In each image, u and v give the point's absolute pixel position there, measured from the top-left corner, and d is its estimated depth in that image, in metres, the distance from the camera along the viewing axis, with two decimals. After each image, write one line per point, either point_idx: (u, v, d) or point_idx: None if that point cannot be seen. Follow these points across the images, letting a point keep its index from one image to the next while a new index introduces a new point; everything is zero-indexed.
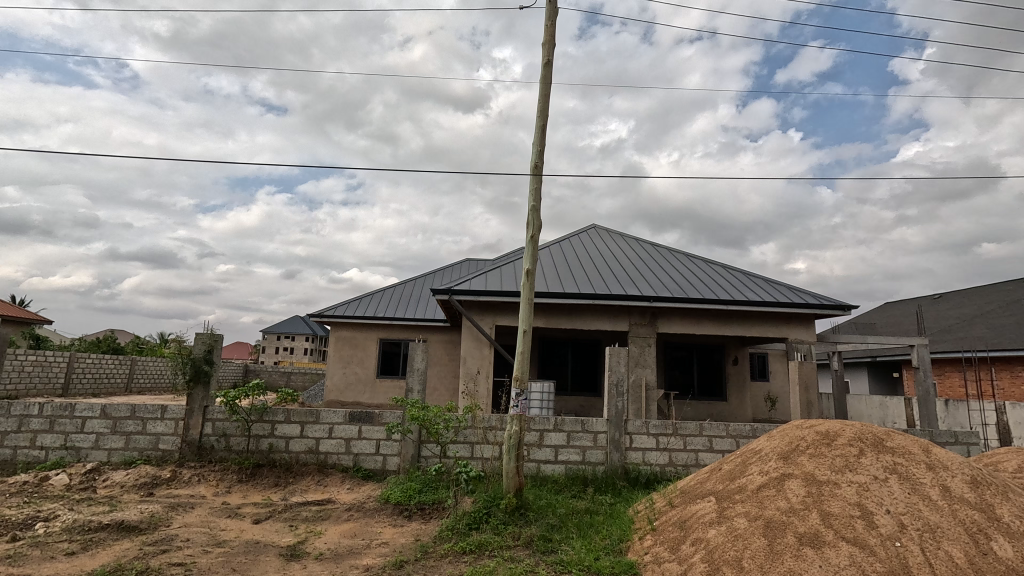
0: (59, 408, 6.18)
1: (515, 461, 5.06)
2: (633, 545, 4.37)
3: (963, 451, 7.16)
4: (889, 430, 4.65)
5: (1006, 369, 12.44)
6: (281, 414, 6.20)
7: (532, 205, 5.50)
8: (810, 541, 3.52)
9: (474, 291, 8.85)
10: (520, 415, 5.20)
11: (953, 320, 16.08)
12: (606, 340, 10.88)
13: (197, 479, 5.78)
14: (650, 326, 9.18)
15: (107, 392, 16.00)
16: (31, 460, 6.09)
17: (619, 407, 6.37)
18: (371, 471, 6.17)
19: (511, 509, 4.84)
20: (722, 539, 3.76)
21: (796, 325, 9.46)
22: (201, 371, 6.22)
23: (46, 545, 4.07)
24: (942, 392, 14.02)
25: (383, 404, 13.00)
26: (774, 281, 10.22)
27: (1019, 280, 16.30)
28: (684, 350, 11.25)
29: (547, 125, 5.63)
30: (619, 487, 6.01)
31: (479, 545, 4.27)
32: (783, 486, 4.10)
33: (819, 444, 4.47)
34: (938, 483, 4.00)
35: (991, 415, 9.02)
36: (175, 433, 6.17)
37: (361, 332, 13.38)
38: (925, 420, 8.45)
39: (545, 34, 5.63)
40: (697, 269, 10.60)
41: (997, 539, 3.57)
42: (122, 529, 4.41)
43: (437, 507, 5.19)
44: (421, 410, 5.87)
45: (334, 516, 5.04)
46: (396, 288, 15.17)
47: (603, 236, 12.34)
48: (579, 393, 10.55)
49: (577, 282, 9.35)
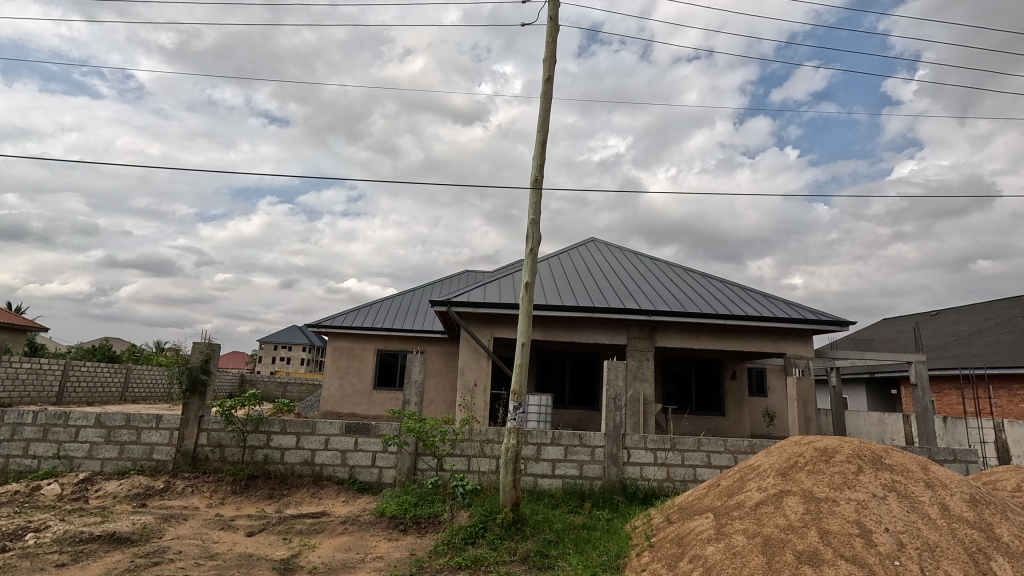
0: (52, 417, 6.10)
1: (513, 474, 5.04)
2: (631, 561, 4.32)
3: (962, 469, 7.15)
4: (887, 447, 4.63)
5: (1005, 387, 12.46)
6: (278, 425, 6.17)
7: (532, 218, 5.53)
8: (809, 560, 3.49)
9: (473, 303, 8.86)
10: (519, 427, 5.16)
11: (950, 338, 16.11)
12: (604, 353, 10.82)
13: (191, 490, 5.73)
14: (647, 340, 9.16)
15: (101, 401, 15.88)
16: (23, 469, 6.03)
17: (617, 421, 6.34)
18: (366, 483, 6.12)
19: (508, 524, 4.82)
20: (720, 556, 3.73)
21: (794, 340, 9.47)
22: (199, 381, 6.17)
23: (36, 556, 4.01)
24: (940, 409, 14.04)
25: (379, 415, 12.94)
26: (770, 296, 10.24)
27: (1014, 298, 16.41)
28: (682, 365, 11.24)
29: (547, 140, 5.69)
30: (616, 502, 5.97)
31: (476, 560, 4.23)
32: (782, 502, 4.08)
33: (817, 460, 4.46)
34: (937, 502, 3.98)
35: (989, 433, 9.00)
36: (170, 443, 6.11)
37: (359, 343, 13.37)
38: (923, 437, 8.41)
39: (546, 51, 5.70)
40: (697, 284, 10.65)
41: (997, 558, 3.56)
42: (113, 540, 4.35)
43: (433, 521, 5.14)
44: (418, 421, 5.84)
45: (328, 528, 4.99)
46: (395, 298, 15.13)
47: (603, 249, 12.36)
48: (577, 406, 10.53)
49: (576, 295, 9.36)
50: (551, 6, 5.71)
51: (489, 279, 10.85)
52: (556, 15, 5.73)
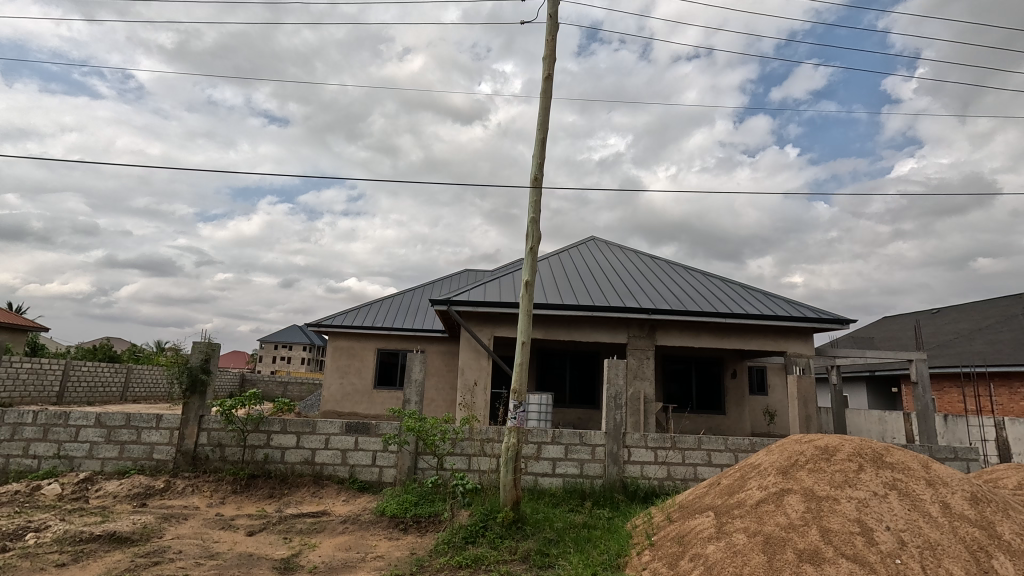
0: (53, 417, 6.10)
1: (513, 473, 5.04)
2: (631, 560, 4.31)
3: (963, 467, 7.13)
4: (888, 446, 4.62)
5: (1005, 385, 12.45)
6: (278, 424, 6.17)
7: (532, 216, 5.52)
8: (810, 558, 3.49)
9: (473, 302, 8.85)
10: (518, 427, 5.16)
11: (951, 336, 16.10)
12: (605, 352, 10.80)
13: (191, 490, 5.73)
14: (648, 339, 9.15)
15: (102, 400, 15.89)
16: (23, 469, 6.03)
17: (617, 420, 6.33)
18: (367, 482, 6.12)
19: (508, 523, 4.81)
20: (721, 554, 3.72)
21: (794, 339, 9.46)
22: (198, 380, 6.16)
23: (35, 556, 4.01)
24: (941, 407, 14.04)
25: (380, 414, 12.93)
26: (771, 294, 10.22)
27: (1015, 296, 16.39)
28: (682, 364, 11.24)
29: (547, 138, 5.67)
30: (617, 501, 5.98)
31: (476, 559, 4.22)
32: (782, 501, 4.07)
33: (818, 459, 4.45)
34: (938, 500, 3.98)
35: (990, 431, 8.99)
36: (170, 442, 6.11)
37: (359, 342, 13.36)
38: (924, 435, 8.40)
39: (546, 49, 5.69)
40: (697, 283, 10.63)
41: (998, 557, 3.54)
42: (113, 540, 4.34)
43: (434, 520, 5.13)
44: (419, 420, 5.83)
45: (329, 528, 4.98)
46: (396, 298, 15.14)
47: (603, 248, 12.35)
48: (577, 405, 10.53)
49: (576, 294, 9.34)
50: (551, 4, 5.69)
51: (489, 278, 10.83)
52: (556, 13, 5.71)
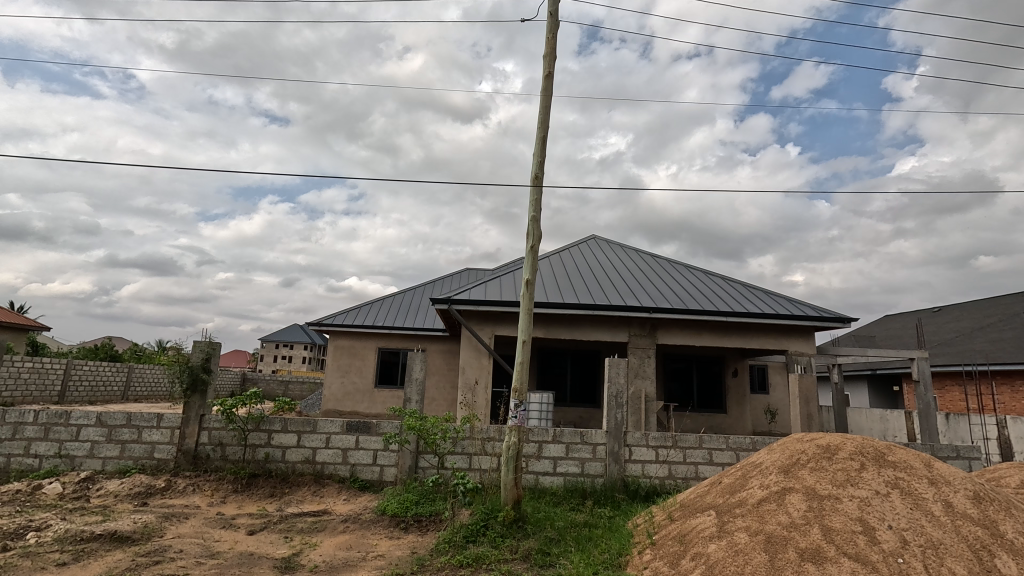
0: (53, 416, 6.09)
1: (514, 473, 5.02)
2: (632, 559, 4.31)
3: (964, 466, 7.12)
4: (890, 444, 4.60)
5: (1007, 383, 12.41)
6: (278, 424, 6.16)
7: (532, 214, 5.50)
8: (812, 557, 3.47)
9: (474, 301, 8.82)
10: (519, 426, 5.14)
11: (952, 334, 16.07)
12: (605, 351, 10.77)
13: (192, 489, 5.73)
14: (648, 338, 9.13)
15: (103, 400, 15.91)
16: (24, 468, 6.03)
17: (618, 419, 6.30)
18: (367, 481, 6.12)
19: (509, 522, 4.80)
20: (723, 553, 3.71)
21: (795, 338, 9.43)
22: (199, 380, 6.17)
23: (36, 555, 4.01)
24: (942, 405, 14.03)
25: (381, 413, 12.93)
26: (772, 293, 10.19)
27: (1016, 295, 16.37)
28: (683, 362, 11.22)
29: (547, 136, 5.65)
30: (618, 500, 5.97)
31: (477, 559, 4.21)
32: (784, 500, 4.05)
33: (820, 457, 4.44)
34: (941, 499, 3.97)
35: (992, 430, 8.98)
36: (170, 442, 6.11)
37: (360, 341, 13.35)
38: (925, 433, 8.37)
39: (546, 47, 5.67)
40: (698, 282, 10.59)
41: (1000, 556, 3.52)
42: (113, 539, 4.34)
43: (435, 519, 5.12)
44: (419, 419, 5.82)
45: (329, 527, 4.98)
46: (396, 297, 15.14)
47: (604, 247, 12.32)
48: (578, 404, 10.52)
49: (577, 293, 9.31)
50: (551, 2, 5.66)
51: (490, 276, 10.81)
52: (556, 11, 5.69)
